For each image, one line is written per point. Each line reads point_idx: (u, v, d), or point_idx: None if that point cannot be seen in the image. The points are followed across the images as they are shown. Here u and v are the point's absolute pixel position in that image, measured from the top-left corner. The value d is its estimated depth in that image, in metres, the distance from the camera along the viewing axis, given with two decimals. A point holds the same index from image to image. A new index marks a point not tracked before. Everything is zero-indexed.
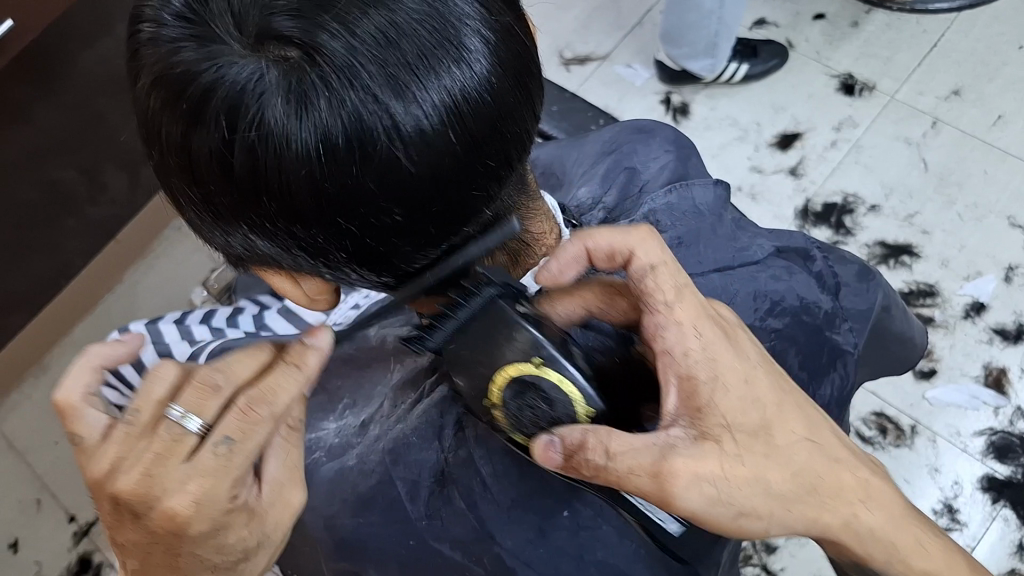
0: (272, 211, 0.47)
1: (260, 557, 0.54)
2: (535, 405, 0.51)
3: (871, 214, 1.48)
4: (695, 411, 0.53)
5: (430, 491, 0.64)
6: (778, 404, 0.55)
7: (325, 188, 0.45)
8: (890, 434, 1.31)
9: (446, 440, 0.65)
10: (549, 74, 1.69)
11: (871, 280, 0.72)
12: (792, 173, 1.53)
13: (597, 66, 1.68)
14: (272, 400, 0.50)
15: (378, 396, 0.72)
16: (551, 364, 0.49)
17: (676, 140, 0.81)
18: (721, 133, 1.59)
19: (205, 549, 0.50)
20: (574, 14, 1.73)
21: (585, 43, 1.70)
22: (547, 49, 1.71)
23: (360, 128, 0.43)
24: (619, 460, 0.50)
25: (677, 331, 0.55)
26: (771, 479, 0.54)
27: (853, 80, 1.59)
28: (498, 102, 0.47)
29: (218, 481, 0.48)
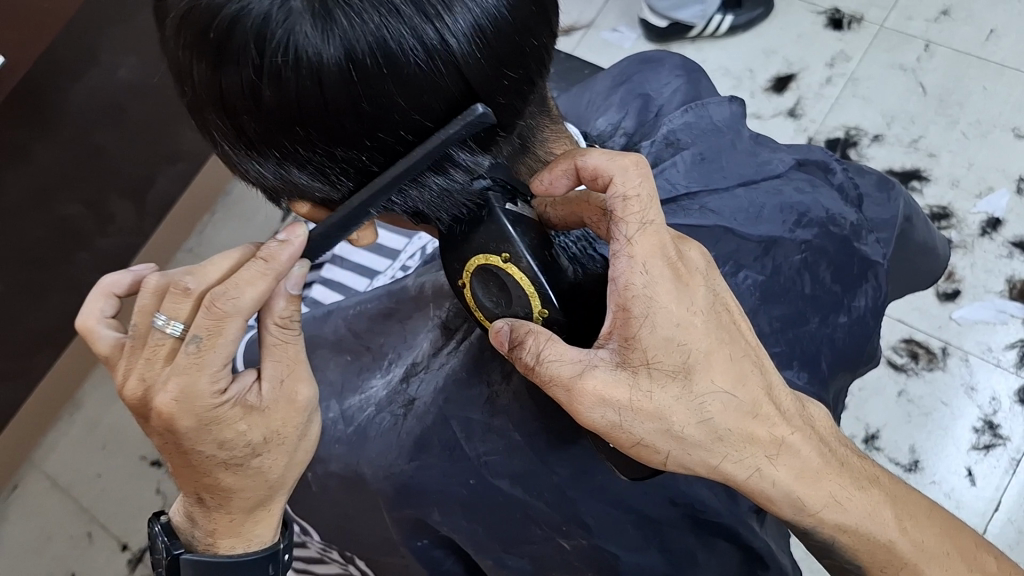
0: (307, 136, 0.48)
1: (275, 455, 0.56)
2: (499, 296, 0.55)
3: (875, 144, 1.47)
4: (627, 339, 0.51)
5: (483, 426, 0.63)
6: (708, 347, 0.52)
7: (358, 109, 0.46)
8: (921, 359, 1.30)
9: (494, 375, 0.64)
10: None
11: (891, 189, 0.73)
12: (791, 115, 1.53)
13: (583, 35, 1.69)
14: (238, 295, 0.51)
15: (420, 336, 0.70)
16: (516, 262, 0.52)
17: (684, 63, 0.81)
18: (716, 85, 1.59)
19: (207, 444, 0.54)
20: None
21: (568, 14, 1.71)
22: None
23: (386, 49, 0.44)
24: (547, 366, 0.52)
25: (626, 262, 0.52)
26: (683, 422, 0.52)
27: (840, 14, 1.58)
28: (518, 19, 0.47)
29: (192, 377, 0.51)
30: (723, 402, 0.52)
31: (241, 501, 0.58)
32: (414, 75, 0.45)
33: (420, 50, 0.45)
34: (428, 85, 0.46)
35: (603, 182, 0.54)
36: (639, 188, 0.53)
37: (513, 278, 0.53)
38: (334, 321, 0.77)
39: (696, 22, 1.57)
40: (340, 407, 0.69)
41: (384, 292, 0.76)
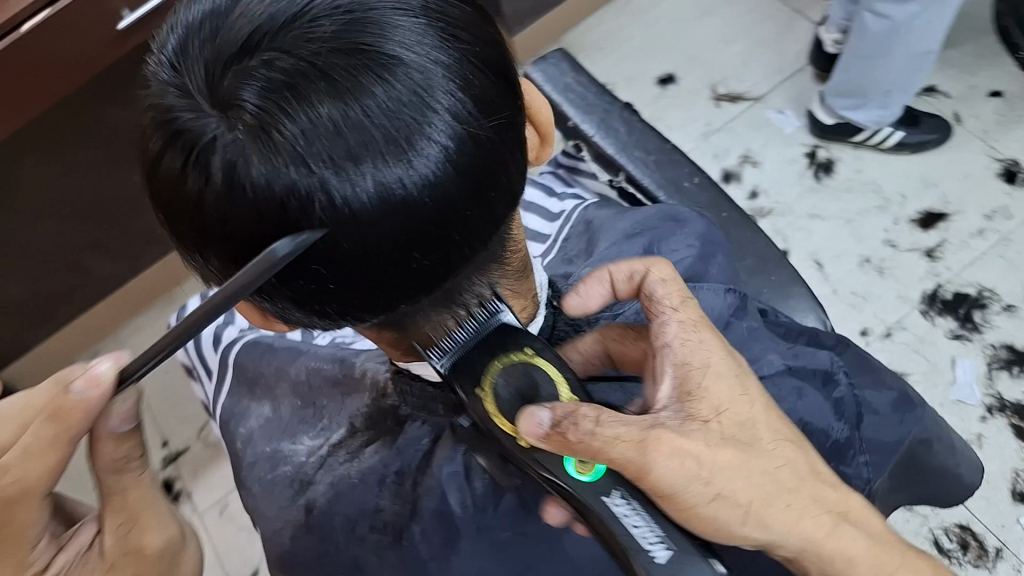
0: (220, 253, 0.49)
1: (99, 573, 0.62)
2: (524, 390, 0.56)
3: (1004, 314, 1.48)
4: (687, 394, 0.59)
5: (360, 532, 0.69)
6: (763, 410, 0.60)
7: (265, 247, 0.47)
8: (970, 551, 1.30)
9: (386, 492, 0.69)
10: (699, 105, 1.79)
11: (909, 411, 0.71)
12: (927, 255, 1.54)
13: (748, 105, 1.76)
14: (18, 456, 0.55)
15: (349, 417, 0.76)
16: (542, 355, 0.57)
17: (706, 235, 0.81)
18: (862, 198, 1.62)
19: (35, 568, 0.59)
20: (737, 47, 1.83)
21: (741, 81, 1.79)
22: (702, 82, 1.81)
23: (296, 203, 0.45)
24: (606, 427, 0.54)
25: (677, 328, 0.62)
26: (753, 471, 0.57)
27: (1017, 167, 1.57)
28: (439, 203, 0.48)
29: None
30: (751, 476, 0.57)
31: None
32: (319, 235, 0.46)
33: (326, 212, 0.45)
34: (331, 244, 0.47)
35: (640, 279, 0.65)
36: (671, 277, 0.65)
37: (543, 370, 0.56)
38: (298, 364, 0.84)
39: (869, 125, 1.59)
40: (276, 453, 0.78)
41: (339, 359, 0.82)
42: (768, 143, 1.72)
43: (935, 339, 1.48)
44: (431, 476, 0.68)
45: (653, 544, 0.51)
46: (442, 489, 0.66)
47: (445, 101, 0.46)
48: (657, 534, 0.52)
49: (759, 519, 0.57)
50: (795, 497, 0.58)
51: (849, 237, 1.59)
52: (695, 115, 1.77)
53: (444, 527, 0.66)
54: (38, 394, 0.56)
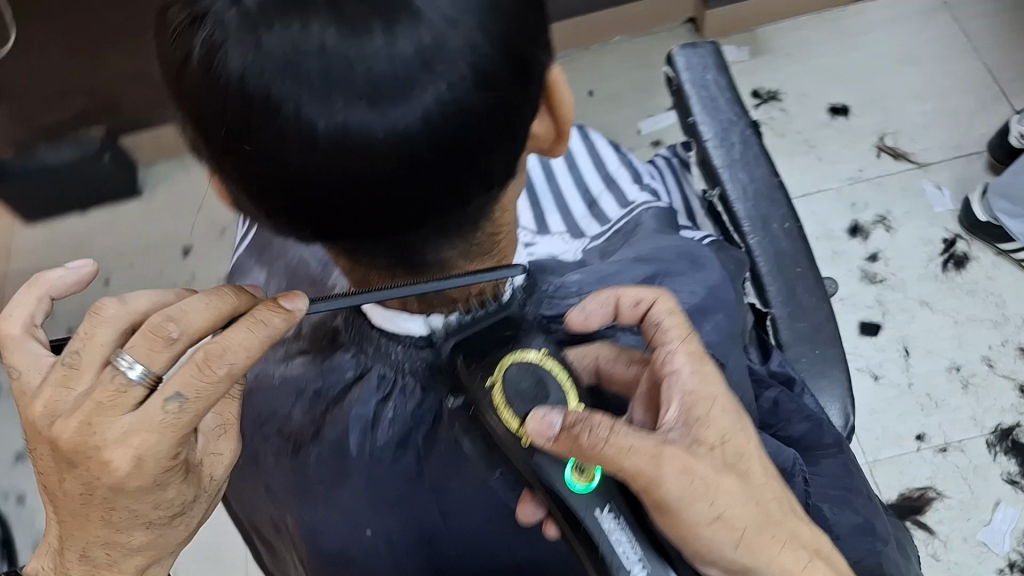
0: (192, 123, 0.49)
1: (199, 507, 0.60)
2: (535, 393, 0.55)
3: None
4: (693, 419, 0.58)
5: (269, 433, 0.73)
6: (755, 449, 0.60)
7: (225, 132, 0.47)
8: None
9: (299, 407, 0.73)
10: (859, 149, 1.69)
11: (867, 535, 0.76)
12: (1020, 389, 1.46)
13: (909, 168, 1.66)
14: (232, 356, 0.52)
15: (301, 320, 0.79)
16: (552, 355, 0.57)
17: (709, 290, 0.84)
18: (981, 307, 1.52)
19: (143, 503, 0.54)
20: (926, 105, 1.71)
21: (913, 141, 1.68)
22: (873, 127, 1.71)
23: (261, 100, 0.44)
24: (619, 437, 0.53)
25: (684, 356, 0.61)
26: (745, 501, 0.57)
27: None
28: (405, 151, 0.46)
29: (163, 436, 0.51)
30: (748, 503, 0.57)
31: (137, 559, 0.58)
32: (277, 139, 0.45)
33: (292, 121, 0.45)
34: (290, 156, 0.46)
35: (646, 308, 0.65)
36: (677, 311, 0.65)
37: (551, 373, 0.56)
38: (289, 250, 0.86)
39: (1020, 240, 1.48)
40: None
41: (323, 261, 0.82)
42: (911, 214, 1.62)
43: (989, 474, 1.40)
44: (339, 411, 0.70)
45: (633, 562, 0.52)
46: (346, 428, 0.69)
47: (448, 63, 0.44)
48: (637, 551, 0.52)
49: (746, 549, 0.56)
50: (780, 531, 0.58)
51: (950, 339, 1.50)
52: (851, 156, 1.68)
53: (340, 463, 0.69)
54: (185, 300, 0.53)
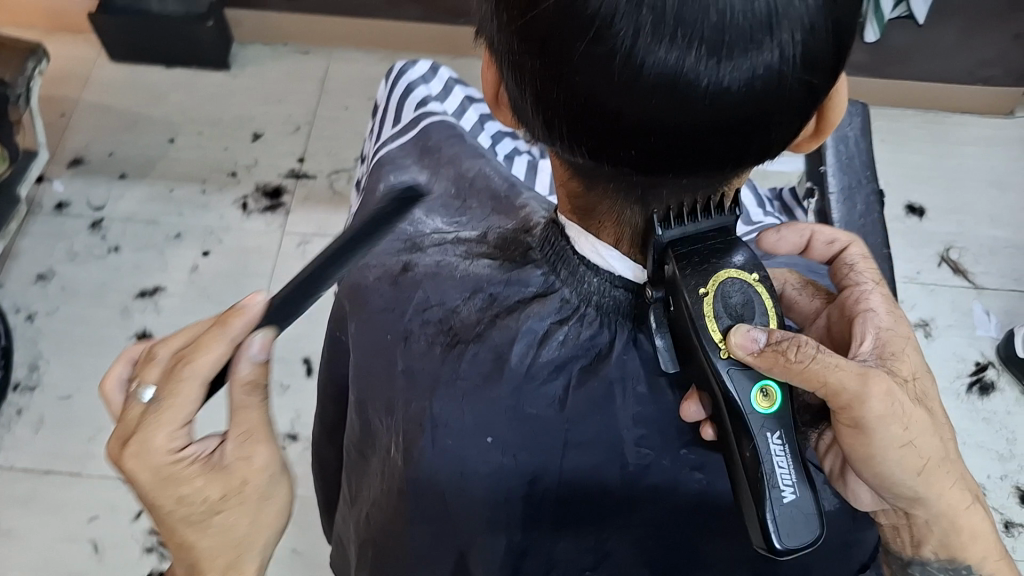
0: (503, 17, 0.50)
1: (228, 514, 0.59)
2: (743, 309, 0.57)
3: None
4: (887, 355, 0.64)
5: (432, 318, 0.74)
6: (933, 396, 0.64)
7: (543, 39, 0.48)
8: None
9: (470, 300, 0.74)
10: (922, 253, 1.71)
11: None
12: (1005, 524, 1.47)
13: (963, 284, 1.68)
14: (145, 452, 0.55)
15: (484, 227, 0.85)
16: (762, 276, 0.58)
17: None
18: (992, 436, 1.54)
19: (167, 498, 0.56)
20: (998, 233, 1.73)
21: (976, 262, 1.70)
22: (943, 236, 1.73)
23: (603, 22, 0.46)
24: (823, 359, 0.57)
25: (879, 300, 0.68)
26: (924, 439, 0.60)
27: None
28: (715, 105, 0.48)
29: (150, 432, 0.55)
30: (934, 435, 0.61)
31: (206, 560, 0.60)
32: (601, 62, 0.47)
33: (624, 52, 0.46)
34: (605, 78, 0.48)
35: (838, 250, 0.74)
36: (865, 259, 0.74)
37: (760, 295, 0.57)
38: (473, 163, 0.96)
39: None
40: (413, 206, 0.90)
41: (510, 183, 0.93)
42: (953, 327, 1.64)
43: None
44: (517, 313, 0.72)
45: (786, 488, 0.53)
46: (518, 332, 0.70)
47: (788, 33, 0.46)
48: (793, 480, 0.54)
49: (924, 479, 0.60)
50: (950, 472, 0.62)
51: None
52: (912, 257, 1.71)
53: (494, 365, 0.69)
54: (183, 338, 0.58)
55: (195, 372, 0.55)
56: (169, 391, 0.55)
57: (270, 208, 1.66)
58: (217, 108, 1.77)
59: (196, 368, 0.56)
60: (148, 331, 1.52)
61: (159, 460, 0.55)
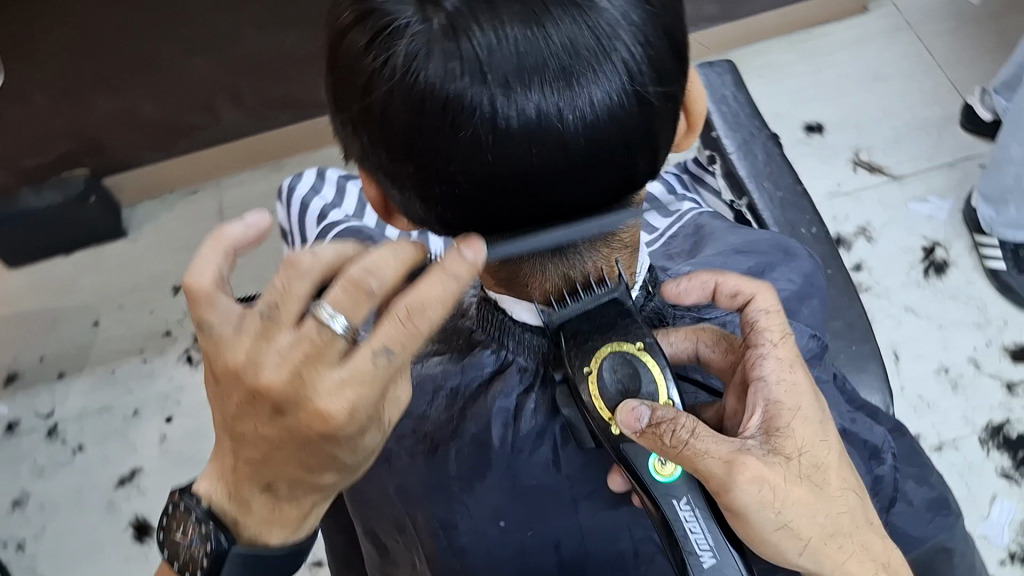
0: (370, 132, 0.54)
1: (370, 464, 0.61)
2: (629, 382, 0.61)
3: None
4: (773, 430, 0.62)
5: (403, 433, 0.73)
6: (837, 460, 0.64)
7: (411, 138, 0.52)
8: None
9: (434, 403, 0.73)
10: (834, 165, 1.75)
11: (943, 513, 0.70)
12: (1007, 387, 1.51)
13: (883, 180, 1.72)
14: (348, 416, 0.52)
15: None
16: (651, 353, 0.61)
17: (810, 275, 0.88)
18: (963, 310, 1.58)
19: (337, 455, 0.56)
20: (895, 122, 1.78)
21: (886, 155, 1.74)
22: (848, 143, 1.77)
23: (459, 107, 0.49)
24: (700, 440, 0.59)
25: (773, 363, 0.65)
26: (816, 508, 0.61)
27: None
28: (587, 146, 0.52)
29: (368, 390, 0.52)
30: (818, 515, 0.62)
31: (315, 499, 0.62)
32: (470, 142, 0.51)
33: (486, 124, 0.50)
34: (479, 153, 0.51)
35: (744, 301, 0.69)
36: (773, 311, 0.68)
37: (643, 365, 0.61)
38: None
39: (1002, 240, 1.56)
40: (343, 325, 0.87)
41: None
42: (890, 223, 1.68)
43: (983, 470, 1.45)
44: (483, 401, 0.71)
45: (703, 552, 0.57)
46: (492, 417, 0.70)
47: (625, 58, 0.50)
48: (710, 543, 0.58)
49: (814, 554, 0.62)
50: (850, 541, 0.63)
51: (936, 342, 1.56)
52: (828, 172, 1.74)
53: (480, 456, 0.69)
54: (387, 252, 0.53)
55: (434, 324, 0.53)
56: (401, 347, 0.52)
57: None
58: (127, 276, 1.71)
59: (423, 325, 0.53)
60: (142, 515, 1.49)
61: (367, 413, 0.54)
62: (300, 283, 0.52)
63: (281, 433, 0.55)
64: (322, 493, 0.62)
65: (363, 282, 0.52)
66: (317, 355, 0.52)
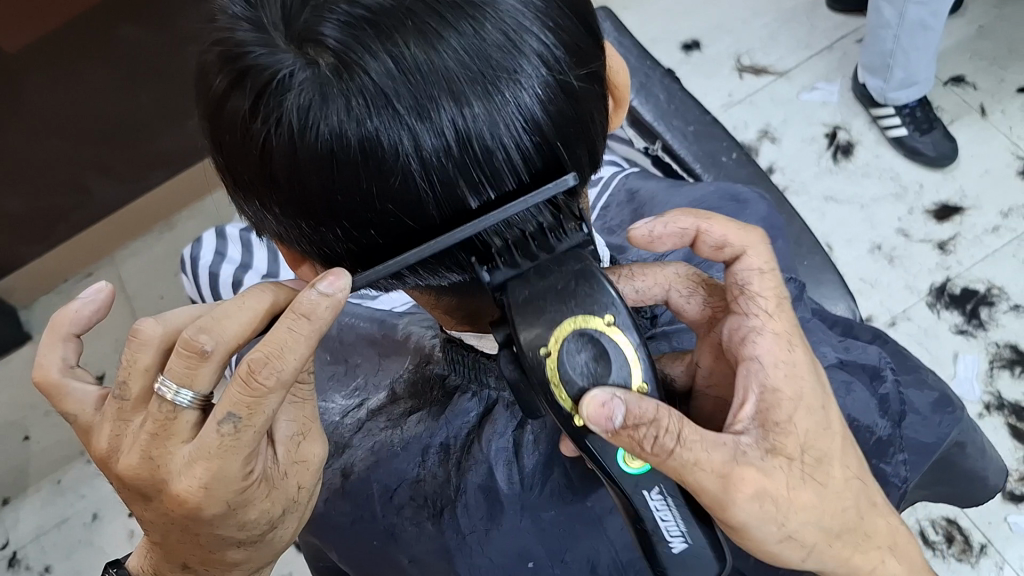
0: (285, 199, 0.51)
1: (289, 524, 0.58)
2: (597, 367, 0.50)
3: (1011, 314, 1.47)
4: (771, 424, 0.55)
5: (405, 498, 0.70)
6: (842, 448, 0.58)
7: (332, 195, 0.49)
8: (954, 545, 1.28)
9: (429, 461, 0.71)
10: (720, 77, 1.74)
11: (950, 411, 0.68)
12: (939, 247, 1.53)
13: (770, 80, 1.72)
14: (225, 475, 0.50)
15: (389, 384, 0.81)
16: (623, 329, 0.50)
17: (769, 217, 0.83)
18: (880, 184, 1.60)
19: (227, 527, 0.54)
20: (765, 20, 1.78)
21: (767, 54, 1.74)
22: (727, 51, 1.77)
23: (377, 150, 0.47)
24: (687, 448, 0.50)
25: (768, 343, 0.58)
26: (823, 513, 0.56)
27: None
28: (525, 156, 0.49)
29: (223, 461, 0.50)
30: (821, 518, 0.56)
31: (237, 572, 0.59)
32: (398, 183, 0.48)
33: (411, 160, 0.47)
34: (411, 192, 0.49)
35: (729, 254, 0.61)
36: (762, 270, 0.61)
37: (613, 344, 0.50)
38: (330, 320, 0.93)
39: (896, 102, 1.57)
40: None
41: (378, 321, 0.90)
42: (788, 120, 1.68)
43: (939, 332, 1.47)
44: (479, 451, 0.69)
45: (673, 539, 0.52)
46: (493, 463, 0.68)
47: (539, 51, 0.48)
48: (681, 529, 0.53)
49: (817, 556, 0.58)
50: (853, 538, 0.59)
51: (863, 222, 1.57)
52: (717, 85, 1.74)
53: (490, 505, 0.67)
54: (217, 310, 0.50)
55: (283, 380, 0.49)
56: (247, 410, 0.49)
57: None
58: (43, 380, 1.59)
59: (269, 381, 0.49)
60: None
61: (233, 487, 0.51)
62: (144, 353, 0.51)
63: (163, 517, 0.54)
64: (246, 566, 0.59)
65: (255, 374, 0.48)
66: (166, 432, 0.51)
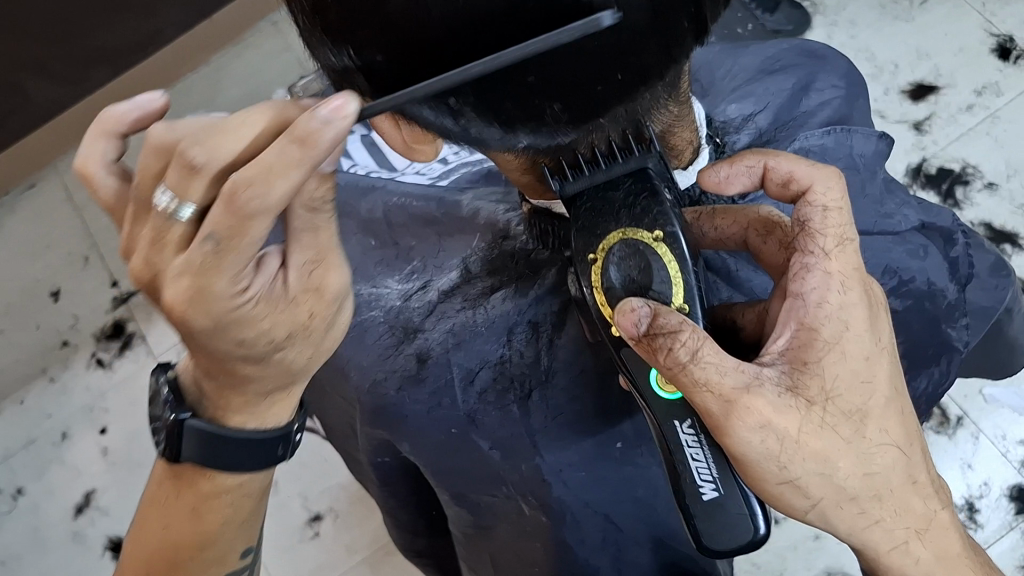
0: (392, 44, 0.44)
1: (295, 350, 0.55)
2: (635, 276, 0.54)
3: (986, 192, 1.37)
4: (801, 363, 0.53)
5: (486, 384, 0.69)
6: (884, 403, 0.55)
7: (456, 38, 0.43)
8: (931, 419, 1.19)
9: (514, 343, 0.70)
10: None
11: (1004, 275, 0.74)
12: (915, 127, 1.42)
13: None
14: (213, 296, 0.47)
15: (457, 260, 0.77)
16: (670, 243, 0.53)
17: (847, 75, 0.82)
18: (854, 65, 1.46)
19: (224, 342, 0.51)
20: None
21: None
22: None
23: None
24: (701, 368, 0.51)
25: (818, 278, 0.55)
26: (841, 466, 0.53)
27: (1012, 44, 1.41)
28: None
29: (212, 275, 0.47)
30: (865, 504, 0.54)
31: (256, 387, 0.56)
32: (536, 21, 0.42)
33: None
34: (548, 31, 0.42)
35: (796, 190, 0.58)
36: (834, 208, 0.56)
37: (658, 257, 0.54)
38: (373, 199, 0.85)
39: None
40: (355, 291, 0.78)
41: (434, 198, 0.83)
42: None
43: None
44: (568, 335, 0.68)
45: (705, 484, 0.53)
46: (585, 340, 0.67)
47: None
48: (713, 475, 0.53)
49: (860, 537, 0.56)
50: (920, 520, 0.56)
51: None
52: None
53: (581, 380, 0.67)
54: (225, 120, 0.46)
55: (270, 206, 0.44)
56: (230, 230, 0.45)
57: (123, 346, 1.45)
58: None
59: (252, 207, 0.44)
60: (115, 535, 1.34)
61: (223, 305, 0.48)
62: (148, 160, 0.47)
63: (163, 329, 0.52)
64: (263, 382, 0.56)
65: (245, 199, 0.44)
66: (161, 240, 0.47)
